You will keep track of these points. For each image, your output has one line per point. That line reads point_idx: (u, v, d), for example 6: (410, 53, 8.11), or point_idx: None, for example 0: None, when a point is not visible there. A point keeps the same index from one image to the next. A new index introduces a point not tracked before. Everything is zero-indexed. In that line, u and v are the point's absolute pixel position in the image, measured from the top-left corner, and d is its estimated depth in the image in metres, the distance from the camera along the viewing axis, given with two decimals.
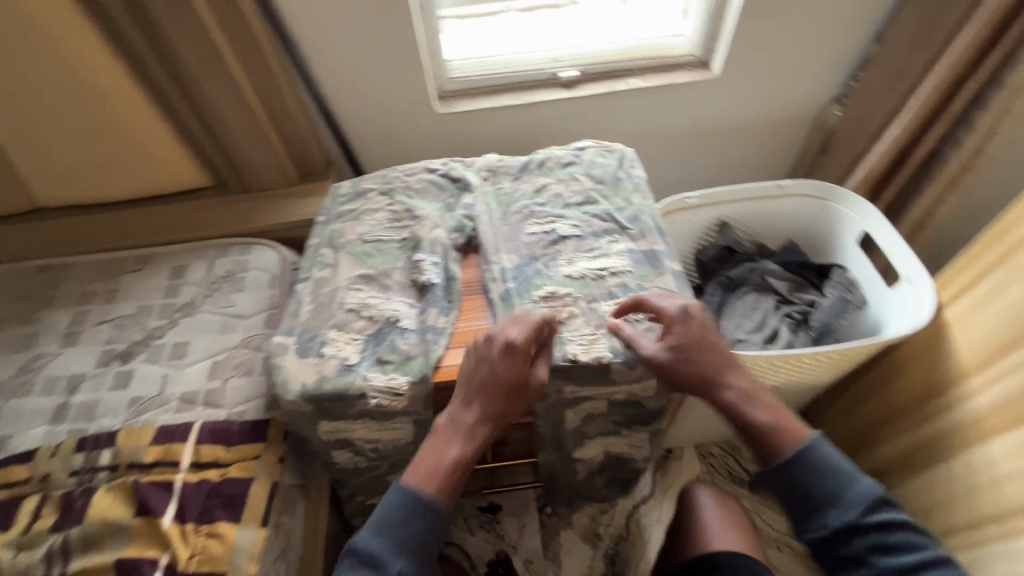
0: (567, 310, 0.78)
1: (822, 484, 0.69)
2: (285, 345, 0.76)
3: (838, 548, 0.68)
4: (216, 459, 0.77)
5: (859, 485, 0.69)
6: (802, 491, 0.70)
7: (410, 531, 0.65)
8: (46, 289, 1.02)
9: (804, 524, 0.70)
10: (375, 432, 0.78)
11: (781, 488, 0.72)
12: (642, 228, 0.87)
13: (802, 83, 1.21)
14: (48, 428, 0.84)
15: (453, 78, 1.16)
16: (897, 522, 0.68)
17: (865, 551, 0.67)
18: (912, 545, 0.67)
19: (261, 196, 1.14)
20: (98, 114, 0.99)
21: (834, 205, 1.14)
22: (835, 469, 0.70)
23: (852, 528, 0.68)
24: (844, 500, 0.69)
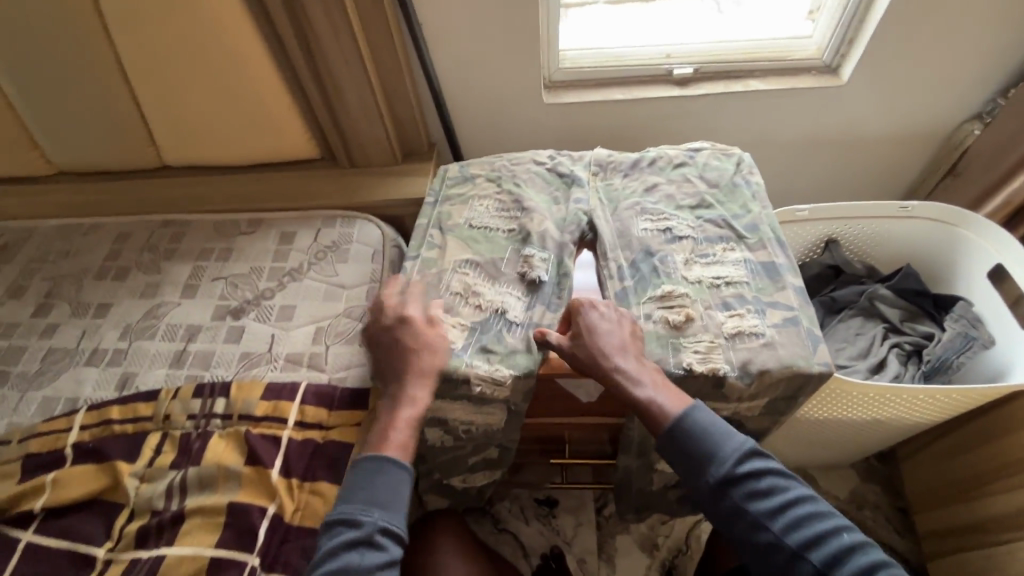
0: (683, 315, 0.75)
1: (697, 443, 0.66)
2: (394, 320, 0.78)
3: (720, 502, 0.65)
4: (319, 421, 0.80)
5: (731, 442, 0.67)
6: (686, 450, 0.67)
7: (387, 487, 0.67)
8: (169, 242, 1.10)
9: (692, 482, 0.68)
10: (469, 414, 0.79)
11: (663, 452, 0.69)
12: (761, 238, 0.83)
13: (941, 96, 1.11)
14: (169, 371, 0.90)
15: (563, 69, 1.15)
16: (768, 472, 0.65)
17: (744, 503, 0.64)
18: (784, 493, 0.64)
19: (365, 172, 1.17)
20: (232, 82, 1.04)
21: (963, 232, 1.05)
22: (707, 427, 0.67)
23: (728, 482, 0.65)
24: (720, 455, 0.66)
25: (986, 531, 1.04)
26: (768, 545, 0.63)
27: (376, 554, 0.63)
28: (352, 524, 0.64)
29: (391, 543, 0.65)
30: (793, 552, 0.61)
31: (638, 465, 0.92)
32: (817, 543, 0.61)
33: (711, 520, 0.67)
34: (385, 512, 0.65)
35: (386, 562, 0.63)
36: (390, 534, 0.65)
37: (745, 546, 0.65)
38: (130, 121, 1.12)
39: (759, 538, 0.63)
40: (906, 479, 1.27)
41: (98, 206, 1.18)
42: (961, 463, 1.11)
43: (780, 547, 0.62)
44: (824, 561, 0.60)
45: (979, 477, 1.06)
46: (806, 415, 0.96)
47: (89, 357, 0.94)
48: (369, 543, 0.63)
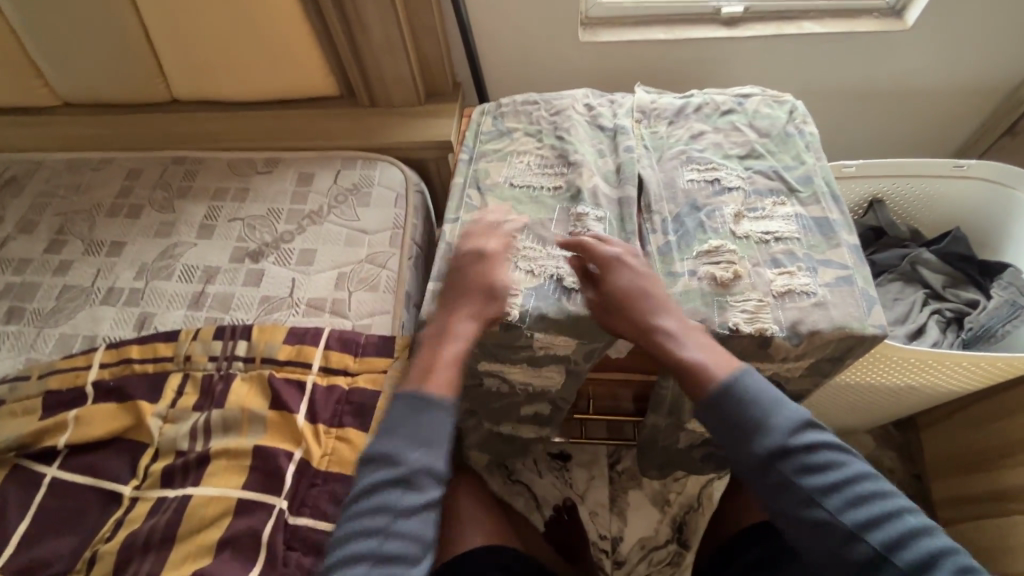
0: (732, 270, 0.71)
1: (747, 409, 0.61)
2: (437, 293, 0.74)
3: (768, 476, 0.60)
4: (345, 366, 0.78)
5: (785, 410, 0.61)
6: (734, 417, 0.61)
7: (426, 426, 0.60)
8: (182, 180, 1.05)
9: (736, 452, 0.61)
10: (528, 375, 0.80)
11: (708, 411, 0.63)
12: (815, 192, 0.78)
13: (1012, 46, 1.03)
14: (188, 312, 0.88)
15: (602, 4, 1.06)
16: (822, 446, 0.59)
17: (796, 478, 0.58)
18: (842, 467, 0.59)
19: (387, 112, 1.11)
20: (247, 8, 0.96)
21: (1019, 194, 0.99)
22: (758, 391, 0.61)
23: (781, 455, 0.59)
24: (772, 423, 0.60)
25: (1009, 499, 1.02)
26: (821, 524, 0.57)
27: (415, 495, 0.58)
28: (392, 463, 0.58)
29: (432, 484, 0.59)
30: (847, 532, 0.56)
31: (667, 423, 0.90)
32: (877, 525, 0.56)
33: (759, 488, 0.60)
34: (425, 453, 0.59)
35: (423, 505, 0.58)
36: (432, 476, 0.59)
37: (796, 519, 0.58)
38: (139, 48, 1.05)
39: (813, 516, 0.58)
40: (925, 447, 1.26)
41: (106, 140, 1.13)
42: (988, 432, 1.08)
43: (834, 525, 0.57)
44: (882, 543, 0.55)
45: (1007, 447, 1.04)
46: (838, 380, 0.94)
47: (105, 295, 0.91)
48: (406, 484, 0.58)
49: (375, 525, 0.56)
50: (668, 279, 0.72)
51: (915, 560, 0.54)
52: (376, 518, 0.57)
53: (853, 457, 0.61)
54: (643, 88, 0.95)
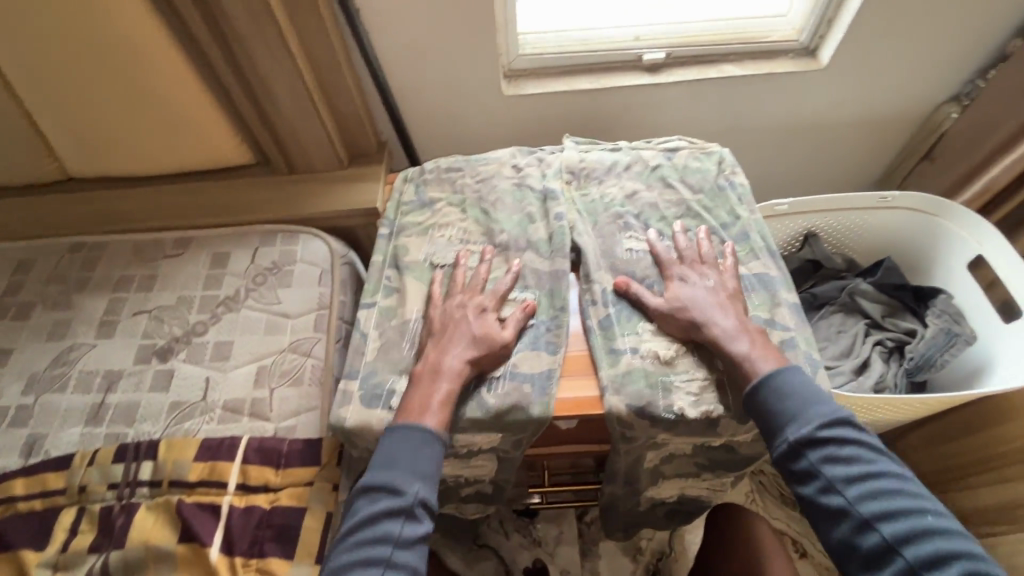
0: (675, 347, 0.71)
1: (779, 399, 0.64)
2: (348, 394, 0.69)
3: (791, 461, 0.62)
4: (265, 483, 0.71)
5: (819, 403, 0.63)
6: (766, 408, 0.64)
7: (427, 459, 0.62)
8: (79, 271, 0.95)
9: (767, 440, 0.64)
10: (459, 469, 0.76)
11: (746, 402, 0.66)
12: (752, 249, 0.79)
13: (919, 79, 1.06)
14: (85, 430, 0.78)
15: (525, 55, 1.04)
16: (852, 441, 0.61)
17: (818, 465, 0.61)
18: (867, 462, 0.59)
19: (307, 178, 1.04)
20: (138, 84, 0.89)
21: (941, 222, 1.01)
22: (794, 386, 0.64)
23: (805, 441, 0.61)
24: (805, 416, 0.62)
25: (969, 522, 1.02)
26: (833, 510, 0.59)
27: (414, 526, 0.59)
28: (392, 492, 0.60)
29: (427, 515, 0.61)
30: (867, 524, 0.57)
31: (624, 491, 0.86)
32: (900, 521, 0.56)
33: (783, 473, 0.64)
34: (425, 486, 0.60)
35: (422, 536, 0.59)
36: (429, 508, 0.61)
37: (814, 505, 0.61)
38: (22, 130, 0.96)
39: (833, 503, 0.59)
40: None
41: None
42: (939, 454, 1.08)
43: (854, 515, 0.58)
44: (896, 535, 0.56)
45: (959, 469, 1.04)
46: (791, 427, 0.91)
47: None
48: (408, 515, 0.59)
49: (377, 555, 0.57)
50: (611, 358, 0.71)
51: (924, 557, 0.54)
52: (376, 547, 0.57)
53: (885, 458, 0.61)
54: (572, 141, 0.93)
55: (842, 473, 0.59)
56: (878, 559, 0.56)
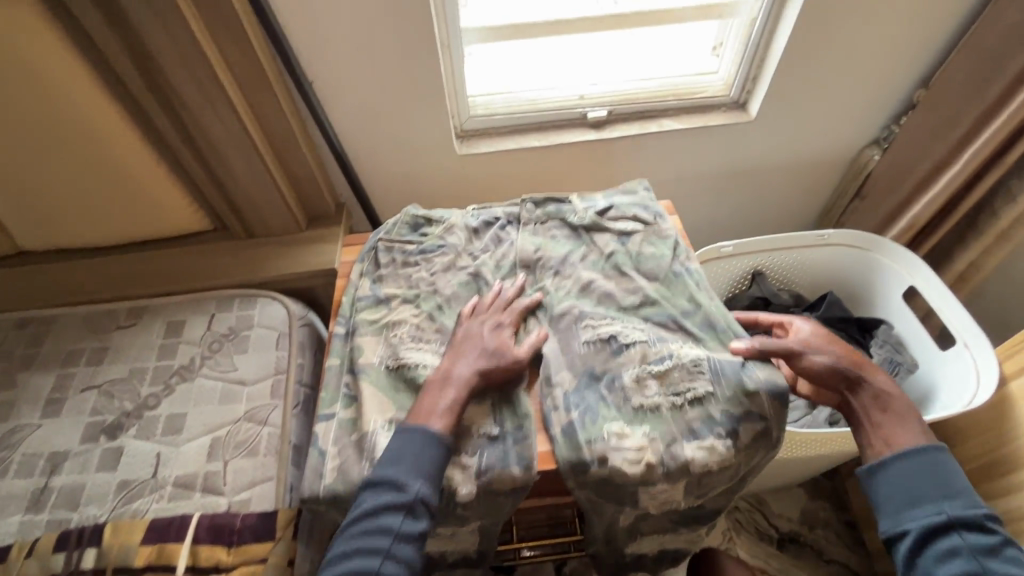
0: (644, 460, 0.68)
1: (942, 478, 0.66)
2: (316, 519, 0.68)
3: (939, 541, 0.63)
4: (216, 562, 0.68)
5: (975, 496, 0.65)
6: (933, 478, 0.66)
7: (431, 458, 0.64)
8: (25, 347, 0.93)
9: (914, 508, 0.65)
10: (440, 543, 0.77)
11: (892, 469, 0.67)
12: (718, 336, 0.77)
13: (841, 127, 1.15)
14: (25, 518, 0.74)
15: (475, 117, 1.09)
16: (1005, 543, 0.63)
17: (973, 549, 0.62)
18: (1022, 567, 0.61)
19: (265, 242, 1.05)
20: (93, 162, 0.90)
21: (875, 256, 1.08)
22: (959, 469, 0.67)
23: (964, 525, 0.63)
24: (972, 502, 0.65)
25: None
26: None
27: (413, 524, 0.62)
28: (396, 487, 0.63)
29: (424, 517, 0.63)
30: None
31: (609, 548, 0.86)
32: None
33: (924, 551, 0.64)
34: (423, 484, 0.63)
35: (418, 535, 0.62)
36: (429, 507, 0.63)
37: None
38: None
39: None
40: None
41: None
42: None
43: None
44: None
45: None
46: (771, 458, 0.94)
47: None
48: (408, 512, 0.62)
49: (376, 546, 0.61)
50: (578, 469, 0.69)
51: None
52: (377, 539, 0.61)
53: None
54: (529, 203, 0.95)
55: (996, 564, 0.61)
56: None
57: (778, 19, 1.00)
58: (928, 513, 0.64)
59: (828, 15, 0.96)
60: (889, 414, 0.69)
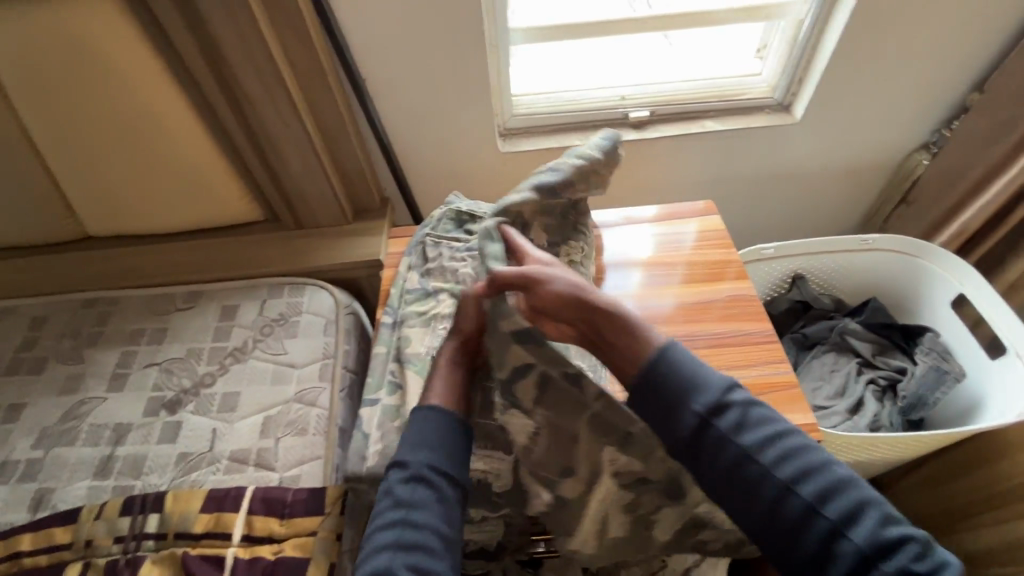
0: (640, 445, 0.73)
1: (674, 374, 0.65)
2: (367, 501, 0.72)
3: (706, 439, 0.63)
4: (269, 533, 0.71)
5: (705, 378, 0.65)
6: (674, 376, 0.65)
7: (429, 430, 0.67)
8: (92, 325, 0.98)
9: (676, 415, 0.64)
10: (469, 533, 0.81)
11: (641, 382, 0.66)
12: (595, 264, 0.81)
13: (888, 131, 1.14)
14: (92, 483, 0.79)
15: (518, 115, 1.12)
16: (756, 409, 0.64)
17: (736, 439, 0.62)
18: (785, 435, 0.62)
19: (314, 234, 1.09)
20: (160, 152, 0.96)
21: (923, 262, 1.05)
22: (683, 358, 0.66)
23: (709, 415, 0.63)
24: (704, 387, 0.65)
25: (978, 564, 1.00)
26: (762, 487, 0.60)
27: (427, 491, 0.63)
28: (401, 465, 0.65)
29: (441, 480, 0.64)
30: (781, 486, 0.59)
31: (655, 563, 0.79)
32: (829, 493, 0.58)
33: (699, 459, 0.63)
34: (427, 453, 0.65)
35: (436, 497, 0.63)
36: (440, 472, 0.65)
37: (744, 488, 0.61)
38: (47, 194, 1.02)
39: (749, 471, 0.61)
40: None
41: (10, 287, 1.06)
42: (942, 494, 1.08)
43: (769, 480, 0.60)
44: (839, 513, 0.57)
45: (965, 508, 1.03)
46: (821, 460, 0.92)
47: None
48: (419, 480, 0.64)
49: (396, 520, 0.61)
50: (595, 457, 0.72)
51: (868, 533, 0.55)
52: (395, 512, 0.62)
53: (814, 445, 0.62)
54: None
55: (767, 445, 0.61)
56: (824, 538, 0.57)
57: (826, 21, 1.00)
58: (683, 416, 0.63)
59: (879, 17, 0.95)
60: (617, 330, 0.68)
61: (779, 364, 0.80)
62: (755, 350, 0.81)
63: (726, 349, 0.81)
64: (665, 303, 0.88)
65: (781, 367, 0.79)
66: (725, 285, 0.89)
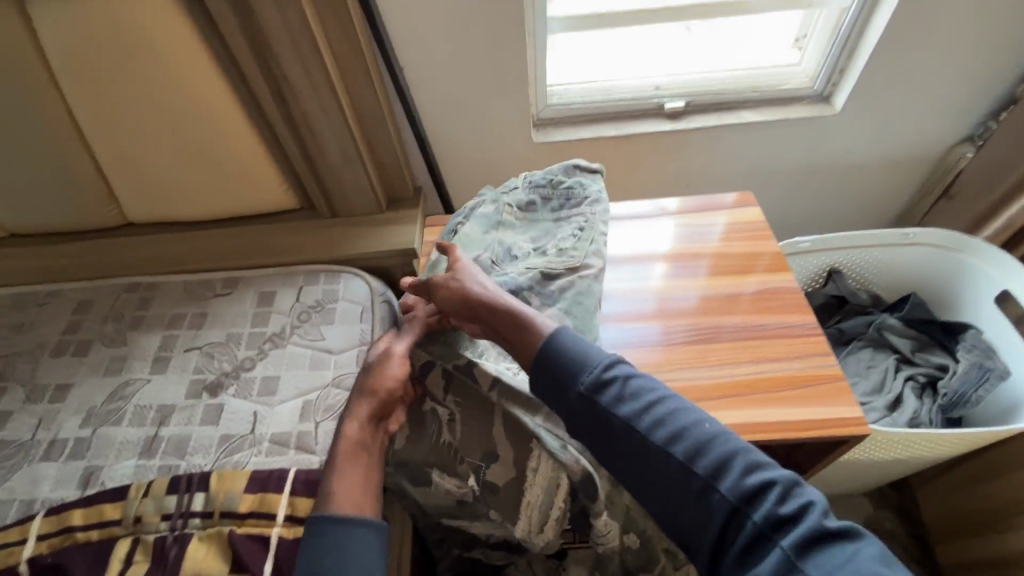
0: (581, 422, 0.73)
1: (560, 352, 0.63)
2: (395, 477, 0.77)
3: (590, 412, 0.59)
4: (312, 514, 0.72)
5: (594, 352, 0.62)
6: (559, 353, 0.63)
7: (328, 548, 0.60)
8: (135, 309, 1.00)
9: (563, 394, 0.61)
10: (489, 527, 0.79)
11: (536, 363, 0.64)
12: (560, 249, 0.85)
13: (931, 123, 1.11)
14: (138, 462, 0.81)
15: (552, 106, 1.11)
16: (638, 378, 0.60)
17: (612, 410, 0.58)
18: (663, 401, 0.58)
19: (348, 222, 1.10)
20: (202, 140, 0.97)
21: (966, 257, 1.03)
22: (572, 337, 0.64)
23: (594, 388, 0.59)
24: (587, 362, 0.61)
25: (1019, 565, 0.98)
26: (647, 456, 0.55)
27: None
28: None
29: None
30: (659, 454, 0.55)
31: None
32: (700, 451, 0.53)
33: (586, 436, 0.59)
34: None
35: None
36: None
37: (629, 460, 0.56)
38: (90, 181, 1.04)
39: (629, 441, 0.56)
40: (931, 512, 1.19)
41: (53, 271, 1.08)
42: (982, 494, 1.05)
43: (649, 448, 0.55)
44: (714, 471, 0.52)
45: (1006, 509, 1.00)
46: (859, 457, 0.91)
47: (47, 449, 0.84)
48: None
49: None
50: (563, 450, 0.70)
51: (742, 487, 0.50)
52: None
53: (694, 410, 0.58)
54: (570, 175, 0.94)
55: (642, 412, 0.57)
56: (705, 500, 0.51)
57: (872, 10, 0.98)
58: (566, 393, 0.60)
59: (928, 4, 0.93)
60: (504, 327, 0.70)
61: (823, 357, 0.78)
62: (797, 342, 0.80)
63: (767, 341, 0.80)
64: (703, 294, 0.87)
65: (824, 360, 0.78)
66: (766, 276, 0.88)
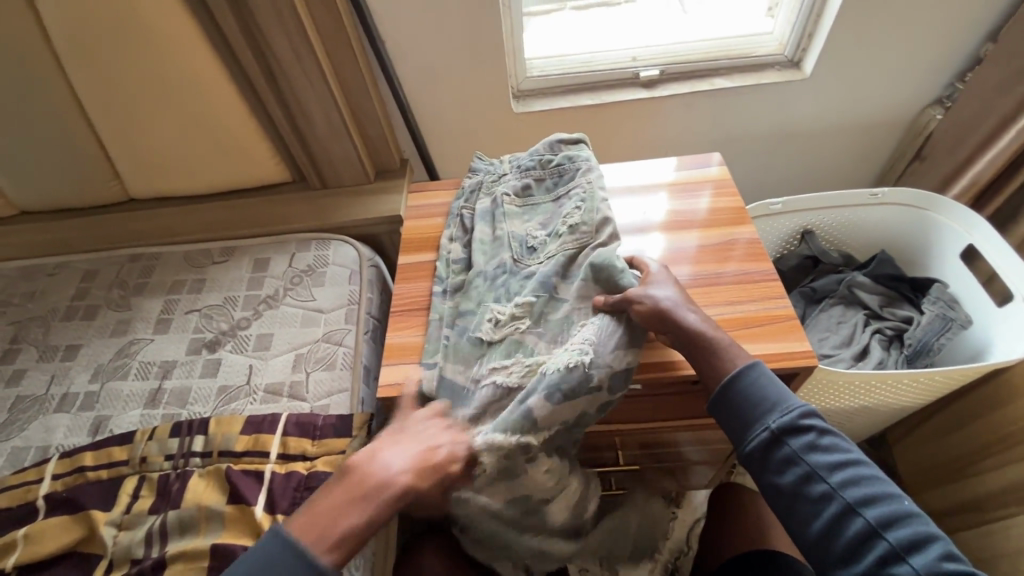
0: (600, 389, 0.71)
1: (755, 393, 0.66)
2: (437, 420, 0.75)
3: (773, 453, 0.63)
4: (302, 452, 0.78)
5: (789, 400, 0.65)
6: (752, 394, 0.66)
7: None
8: (137, 277, 1.06)
9: (747, 431, 0.66)
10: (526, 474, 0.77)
11: (724, 396, 0.68)
12: (572, 227, 0.82)
13: (900, 86, 1.14)
14: (144, 412, 0.87)
15: (532, 77, 1.16)
16: (831, 433, 0.63)
17: (799, 454, 0.62)
18: (844, 452, 0.61)
19: (338, 192, 1.16)
20: (196, 114, 1.02)
21: (933, 215, 1.06)
22: (772, 378, 0.67)
23: (786, 431, 0.63)
24: (783, 405, 0.65)
25: (980, 508, 1.02)
26: (816, 496, 0.60)
27: None
28: None
29: None
30: (845, 506, 0.58)
31: None
32: (873, 506, 0.57)
33: (760, 471, 0.64)
34: None
35: None
36: None
37: (794, 500, 0.61)
38: (93, 156, 1.10)
39: (810, 488, 0.60)
40: (899, 461, 1.24)
41: (62, 243, 1.15)
42: (950, 443, 1.09)
43: (827, 497, 0.59)
44: (884, 524, 0.56)
45: (971, 454, 1.05)
46: (827, 402, 0.95)
47: (59, 402, 0.90)
48: None
49: None
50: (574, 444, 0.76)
51: (908, 544, 0.54)
52: None
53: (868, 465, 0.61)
54: (563, 144, 0.94)
55: (822, 461, 0.61)
56: (865, 547, 0.56)
57: None
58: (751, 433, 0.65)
59: None
60: (707, 349, 0.70)
61: (778, 300, 0.83)
62: (755, 287, 0.85)
63: (727, 286, 0.85)
64: (670, 247, 0.91)
65: (780, 302, 0.83)
66: (731, 229, 0.92)
